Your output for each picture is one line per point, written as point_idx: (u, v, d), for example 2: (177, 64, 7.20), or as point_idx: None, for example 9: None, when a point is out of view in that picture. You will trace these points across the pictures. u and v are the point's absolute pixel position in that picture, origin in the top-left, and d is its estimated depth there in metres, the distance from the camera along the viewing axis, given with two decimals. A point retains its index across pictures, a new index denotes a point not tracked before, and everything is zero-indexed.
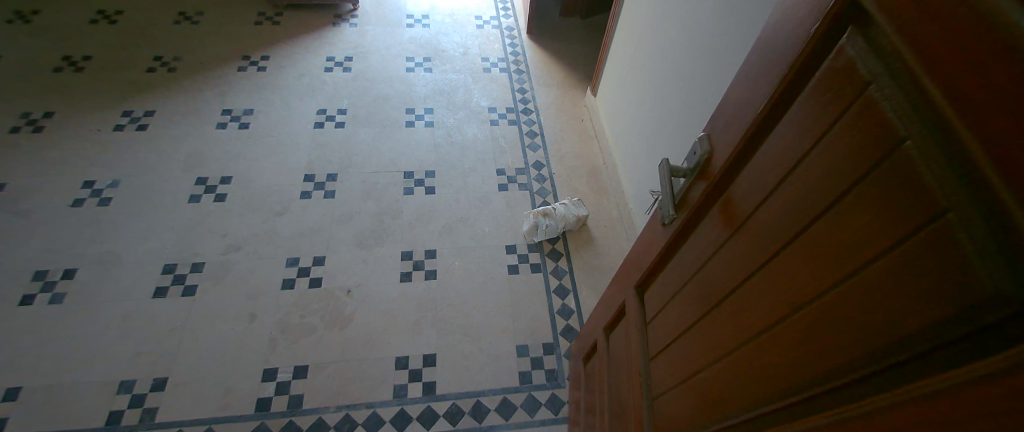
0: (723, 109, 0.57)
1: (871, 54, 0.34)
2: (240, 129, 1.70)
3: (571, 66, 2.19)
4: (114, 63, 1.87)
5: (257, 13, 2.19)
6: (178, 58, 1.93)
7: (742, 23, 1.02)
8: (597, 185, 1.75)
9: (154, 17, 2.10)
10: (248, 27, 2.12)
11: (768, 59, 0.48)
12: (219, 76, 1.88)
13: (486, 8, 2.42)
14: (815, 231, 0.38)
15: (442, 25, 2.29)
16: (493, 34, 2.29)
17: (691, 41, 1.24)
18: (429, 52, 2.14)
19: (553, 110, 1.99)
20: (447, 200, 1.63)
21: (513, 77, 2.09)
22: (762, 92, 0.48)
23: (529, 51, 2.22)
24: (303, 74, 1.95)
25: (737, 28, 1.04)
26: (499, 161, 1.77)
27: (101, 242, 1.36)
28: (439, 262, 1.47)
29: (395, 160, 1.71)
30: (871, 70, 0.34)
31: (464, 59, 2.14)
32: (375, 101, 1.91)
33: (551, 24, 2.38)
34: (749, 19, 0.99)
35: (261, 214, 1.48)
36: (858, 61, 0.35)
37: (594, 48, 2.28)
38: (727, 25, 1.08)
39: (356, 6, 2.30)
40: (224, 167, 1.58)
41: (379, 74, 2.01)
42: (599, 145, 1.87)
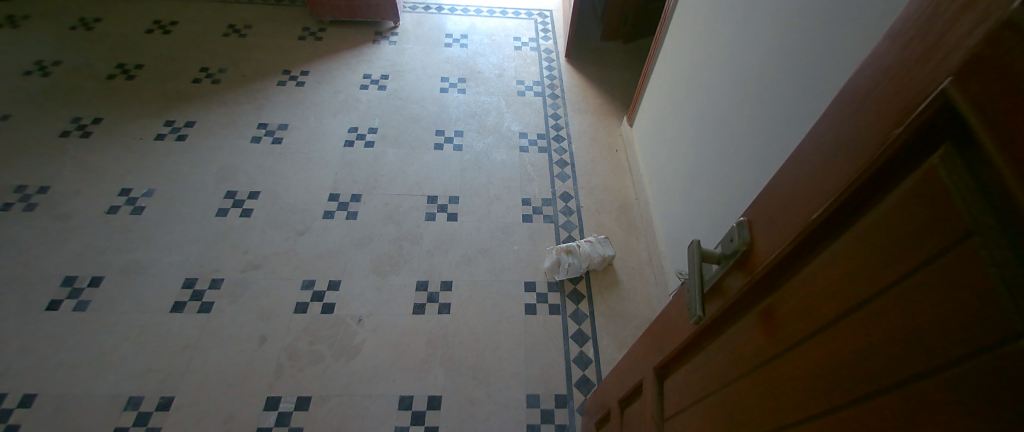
0: (766, 195, 0.48)
1: (973, 191, 0.25)
2: (273, 145, 1.77)
3: (609, 92, 2.10)
4: (163, 73, 2.00)
5: (300, 28, 2.27)
6: (222, 70, 2.04)
7: (803, 69, 0.91)
8: (627, 221, 1.65)
9: (205, 29, 2.22)
10: (291, 41, 2.20)
11: (826, 150, 0.39)
12: (259, 90, 1.97)
13: (526, 29, 2.38)
14: (886, 406, 0.29)
15: (480, 45, 2.27)
16: (531, 56, 2.24)
17: (739, 82, 1.14)
18: (464, 72, 2.13)
19: (587, 138, 1.91)
20: (468, 229, 1.58)
21: (548, 102, 2.03)
22: (818, 191, 0.39)
23: (566, 75, 2.16)
24: (338, 91, 2.00)
25: (797, 73, 0.93)
26: (525, 190, 1.71)
27: (132, 250, 1.44)
28: (453, 296, 1.42)
29: (420, 184, 1.69)
30: (969, 212, 0.25)
31: (499, 81, 2.10)
32: (406, 121, 1.90)
33: (592, 48, 2.31)
34: (811, 64, 0.88)
35: (283, 232, 1.52)
36: (953, 193, 0.26)
37: (636, 75, 2.19)
38: (783, 69, 0.97)
39: (397, 24, 2.34)
40: (253, 182, 1.65)
41: (413, 93, 2.01)
42: (632, 178, 1.77)
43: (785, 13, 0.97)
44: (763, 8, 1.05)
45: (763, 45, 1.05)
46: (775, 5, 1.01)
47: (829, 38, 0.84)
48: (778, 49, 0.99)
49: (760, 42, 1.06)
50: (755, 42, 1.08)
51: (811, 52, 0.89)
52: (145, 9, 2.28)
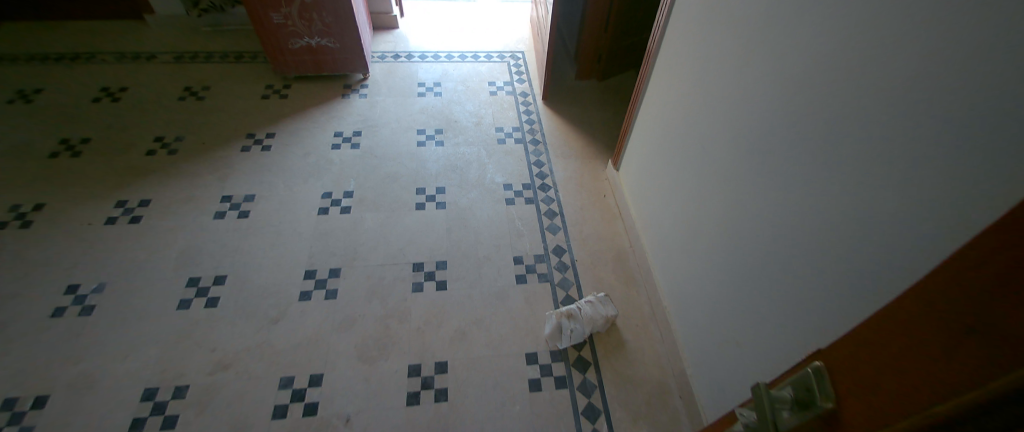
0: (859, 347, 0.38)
1: None
2: (238, 219, 1.63)
3: (591, 133, 2.08)
4: (112, 146, 1.83)
5: (263, 86, 2.16)
6: (179, 138, 1.89)
7: (796, 129, 0.86)
8: (624, 272, 1.58)
9: (159, 93, 2.08)
10: (255, 101, 2.09)
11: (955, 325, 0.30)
12: (222, 158, 1.83)
13: (500, 73, 2.36)
14: None
15: (455, 93, 2.23)
16: (507, 101, 2.21)
17: (727, 134, 1.09)
18: (440, 123, 2.07)
19: (573, 184, 1.85)
20: (460, 297, 1.47)
21: (530, 149, 1.98)
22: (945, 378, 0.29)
23: (545, 117, 2.13)
24: (309, 153, 1.89)
25: (787, 132, 0.88)
26: (516, 247, 1.62)
27: (81, 359, 1.28)
28: (449, 378, 1.30)
29: (403, 250, 1.59)
30: None
31: (478, 130, 2.05)
32: (384, 181, 1.81)
33: (569, 88, 2.29)
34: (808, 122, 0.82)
35: (255, 321, 1.39)
36: None
37: (615, 113, 2.18)
38: (771, 126, 0.93)
39: (366, 76, 2.27)
40: (219, 264, 1.50)
41: (389, 149, 1.93)
42: (625, 224, 1.71)
43: (764, 67, 0.93)
44: (741, 60, 1.02)
45: (746, 98, 1.00)
46: (753, 58, 0.97)
47: (820, 99, 0.79)
48: (763, 105, 0.94)
49: (744, 93, 1.01)
50: (737, 94, 1.04)
51: (802, 111, 0.84)
52: (91, 76, 2.13)
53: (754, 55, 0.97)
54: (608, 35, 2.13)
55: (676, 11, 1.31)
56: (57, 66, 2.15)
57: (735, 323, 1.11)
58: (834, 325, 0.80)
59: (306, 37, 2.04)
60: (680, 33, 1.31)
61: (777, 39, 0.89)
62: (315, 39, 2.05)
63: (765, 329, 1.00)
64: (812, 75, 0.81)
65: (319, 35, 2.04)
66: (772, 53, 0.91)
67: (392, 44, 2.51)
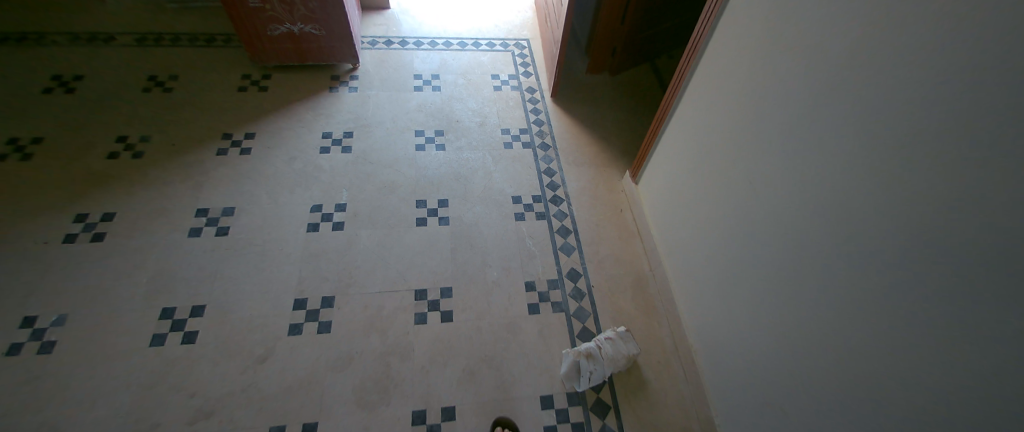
0: None
1: None
2: (217, 237, 1.45)
3: (603, 137, 1.96)
4: (69, 146, 1.60)
5: (240, 76, 1.93)
6: (145, 138, 1.67)
7: (873, 190, 0.74)
8: (643, 300, 1.49)
9: (121, 84, 1.83)
10: (231, 94, 1.86)
11: None
12: (196, 162, 1.63)
13: (503, 64, 2.18)
14: None
15: (456, 87, 2.05)
16: (513, 97, 2.05)
17: (777, 173, 0.95)
18: (441, 123, 1.90)
19: (586, 196, 1.75)
20: (467, 329, 1.35)
21: (539, 154, 1.86)
22: None
23: (554, 118, 2.00)
24: (294, 158, 1.70)
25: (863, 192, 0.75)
26: (527, 271, 1.51)
27: (46, 408, 1.13)
28: (458, 426, 1.19)
29: (404, 274, 1.45)
30: None
31: (482, 131, 1.91)
32: (380, 192, 1.65)
33: (578, 85, 2.15)
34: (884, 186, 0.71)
35: (239, 361, 1.24)
36: None
37: (628, 114, 2.06)
38: (841, 177, 0.80)
39: (356, 66, 2.05)
40: (196, 292, 1.33)
41: (384, 154, 1.76)
42: (643, 244, 1.62)
43: (836, 107, 0.79)
44: (803, 91, 0.87)
45: (807, 138, 0.87)
46: (819, 93, 0.83)
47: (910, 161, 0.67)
48: (832, 151, 0.81)
49: (801, 134, 0.88)
50: (795, 132, 0.90)
51: (886, 169, 0.71)
52: (41, 61, 1.86)
53: (822, 89, 0.82)
54: (625, 28, 1.99)
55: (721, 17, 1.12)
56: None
57: (769, 381, 1.02)
58: (908, 422, 0.71)
59: (287, 24, 1.80)
60: (722, 44, 1.12)
61: (855, 77, 0.75)
62: (297, 25, 1.82)
63: (811, 398, 0.91)
64: (902, 132, 0.68)
65: (302, 21, 1.80)
66: (849, 92, 0.76)
67: (385, 28, 2.27)
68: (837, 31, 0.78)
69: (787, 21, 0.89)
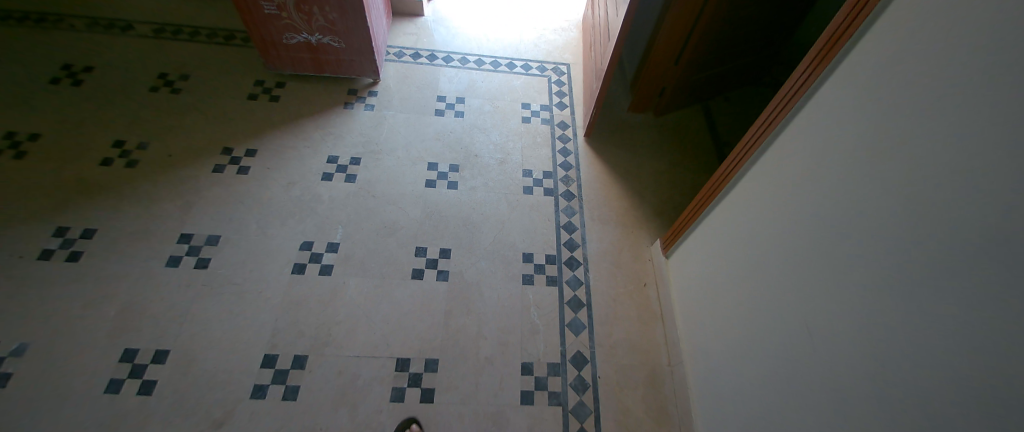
0: None
1: None
2: (195, 270, 1.35)
3: (635, 191, 1.74)
4: (65, 148, 1.54)
5: (254, 82, 1.81)
6: (143, 145, 1.59)
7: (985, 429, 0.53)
8: (656, 401, 1.30)
9: (129, 79, 1.75)
10: (239, 102, 1.75)
11: None
12: (190, 179, 1.53)
13: (537, 92, 1.98)
14: None
15: (481, 115, 1.87)
16: (542, 132, 1.85)
17: (849, 330, 0.74)
18: (459, 157, 1.73)
19: (607, 262, 1.56)
20: (448, 416, 1.19)
21: (561, 205, 1.66)
22: None
23: (583, 162, 1.78)
24: (292, 183, 1.56)
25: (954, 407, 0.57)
26: (527, 350, 1.33)
27: None
28: None
29: (388, 337, 1.29)
30: None
31: (501, 171, 1.72)
32: (378, 232, 1.49)
33: (618, 124, 1.92)
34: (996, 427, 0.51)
35: (193, 422, 1.12)
36: None
37: (668, 165, 1.83)
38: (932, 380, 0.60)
39: (376, 81, 1.89)
40: (163, 334, 1.23)
41: (390, 188, 1.60)
42: (664, 330, 1.42)
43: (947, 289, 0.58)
44: (896, 244, 0.66)
45: (896, 307, 0.66)
46: (926, 259, 0.61)
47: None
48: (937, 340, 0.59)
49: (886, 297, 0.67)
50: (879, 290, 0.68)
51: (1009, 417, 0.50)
52: (55, 47, 1.80)
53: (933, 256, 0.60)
54: (679, 69, 1.76)
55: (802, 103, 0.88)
56: (18, 29, 1.83)
57: None
58: None
59: (304, 34, 1.66)
60: (797, 138, 0.89)
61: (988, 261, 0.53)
62: (316, 36, 1.67)
63: None
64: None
65: (320, 32, 1.66)
66: (971, 279, 0.55)
67: (414, 38, 2.09)
68: (963, 191, 0.56)
69: (888, 144, 0.67)
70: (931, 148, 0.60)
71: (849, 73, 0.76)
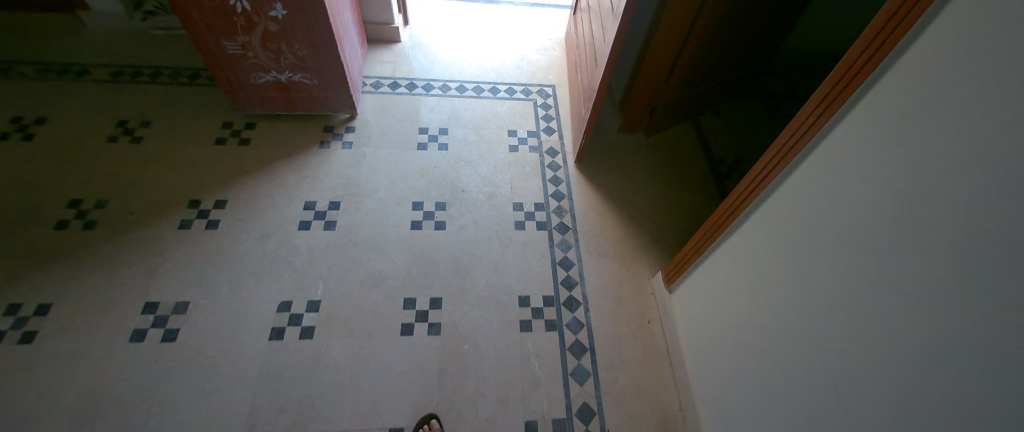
0: None
1: None
2: (163, 343, 1.24)
3: (633, 218, 1.65)
4: (14, 212, 1.42)
5: (220, 124, 1.68)
6: (102, 204, 1.47)
7: None
8: None
9: (84, 130, 1.63)
10: (205, 148, 1.62)
11: None
12: (154, 239, 1.42)
13: (523, 117, 1.89)
14: None
15: (466, 146, 1.78)
16: (531, 161, 1.76)
17: (891, 406, 0.66)
18: (445, 194, 1.63)
19: (608, 299, 1.46)
20: None
21: (556, 239, 1.58)
22: None
23: (576, 190, 1.70)
24: (267, 235, 1.46)
25: None
26: (528, 407, 1.24)
27: None
28: None
29: (378, 405, 1.20)
30: None
31: (491, 206, 1.63)
32: (362, 285, 1.40)
33: (609, 147, 1.84)
34: None
35: None
36: None
37: (665, 187, 1.75)
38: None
39: (352, 115, 1.78)
40: (128, 421, 1.13)
41: (373, 233, 1.51)
42: (674, 372, 1.33)
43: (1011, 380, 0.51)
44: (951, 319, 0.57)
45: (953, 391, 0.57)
46: (986, 344, 0.53)
47: None
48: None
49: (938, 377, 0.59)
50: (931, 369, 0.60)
51: None
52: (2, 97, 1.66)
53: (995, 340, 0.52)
54: (669, 89, 1.70)
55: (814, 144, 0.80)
56: None
57: None
58: None
59: (273, 72, 1.55)
60: (811, 181, 0.81)
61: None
62: (286, 74, 1.56)
63: None
64: None
65: (291, 70, 1.55)
66: None
67: (391, 66, 1.99)
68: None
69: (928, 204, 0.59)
70: (986, 219, 0.52)
71: (873, 115, 0.68)
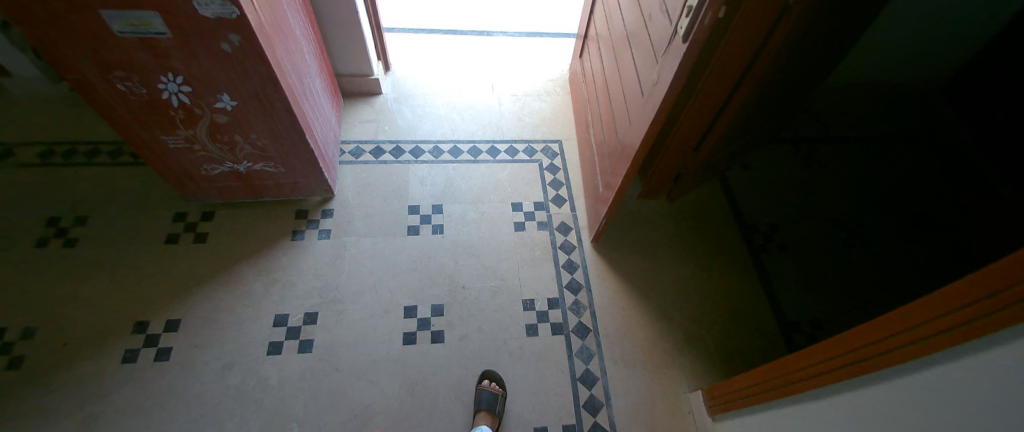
0: None
1: None
2: None
3: (658, 310, 1.46)
4: None
5: (172, 217, 1.42)
6: (27, 333, 1.21)
7: None
8: None
9: (7, 233, 1.34)
10: (155, 249, 1.36)
11: None
12: (93, 378, 1.17)
13: (528, 185, 1.66)
14: None
15: (465, 227, 1.54)
16: (540, 242, 1.54)
17: None
18: (442, 293, 1.40)
19: (639, 424, 1.25)
20: None
21: (575, 345, 1.36)
22: None
23: (594, 278, 1.49)
24: (229, 367, 1.21)
25: None
26: None
27: None
28: None
29: None
30: None
31: (496, 305, 1.40)
32: (346, 426, 1.16)
33: (627, 220, 1.64)
34: None
35: None
36: None
37: (689, 269, 1.56)
38: None
39: (329, 195, 1.52)
40: None
41: (358, 353, 1.27)
42: None
43: None
44: None
45: None
46: None
47: None
48: None
49: None
50: None
51: None
52: None
53: None
54: (699, 155, 1.45)
55: (933, 365, 0.58)
56: None
57: None
58: None
59: (228, 163, 1.29)
60: (916, 405, 0.60)
61: None
62: (243, 164, 1.31)
63: None
64: None
65: (249, 159, 1.29)
66: None
67: (374, 127, 1.72)
68: None
69: None
70: None
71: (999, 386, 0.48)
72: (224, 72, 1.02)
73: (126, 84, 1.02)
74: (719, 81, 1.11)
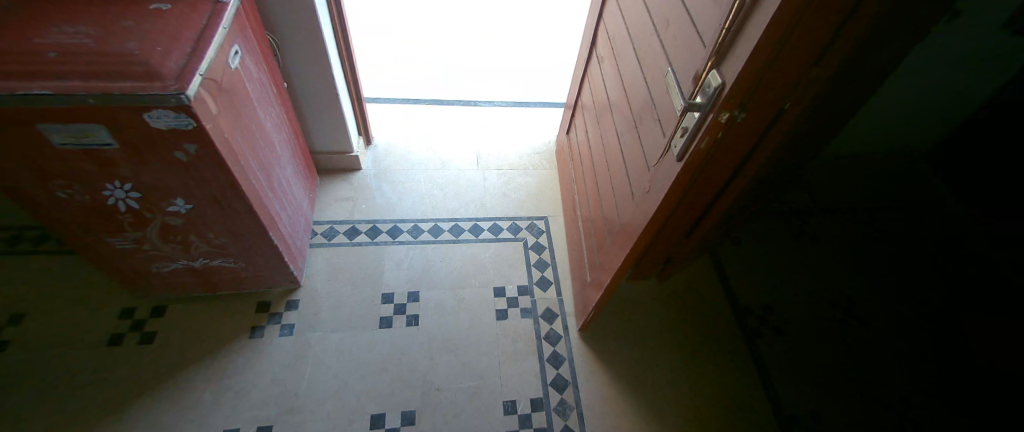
0: None
1: None
2: None
3: (650, 410, 1.34)
4: None
5: (120, 314, 1.30)
6: None
7: None
8: None
9: None
10: (95, 352, 1.23)
11: None
12: None
13: (511, 267, 1.57)
14: None
15: (443, 317, 1.43)
16: (524, 332, 1.43)
17: None
18: (414, 397, 1.27)
19: None
20: None
21: None
22: None
23: (582, 373, 1.37)
24: None
25: None
26: None
27: None
28: None
29: None
30: None
31: (475, 409, 1.27)
32: None
33: (617, 305, 1.54)
34: None
35: None
36: None
37: (685, 360, 1.44)
38: None
39: (296, 283, 1.40)
40: None
41: None
42: None
43: None
44: None
45: None
46: None
47: None
48: None
49: None
50: None
51: None
52: None
53: None
54: (690, 243, 1.34)
55: None
56: None
57: None
58: None
59: (183, 260, 1.18)
60: None
61: None
62: (199, 261, 1.20)
63: None
64: None
65: (206, 256, 1.18)
66: None
67: (351, 205, 1.64)
68: None
69: None
70: None
71: None
72: (177, 178, 0.93)
73: (67, 191, 0.92)
74: (694, 203, 0.99)
